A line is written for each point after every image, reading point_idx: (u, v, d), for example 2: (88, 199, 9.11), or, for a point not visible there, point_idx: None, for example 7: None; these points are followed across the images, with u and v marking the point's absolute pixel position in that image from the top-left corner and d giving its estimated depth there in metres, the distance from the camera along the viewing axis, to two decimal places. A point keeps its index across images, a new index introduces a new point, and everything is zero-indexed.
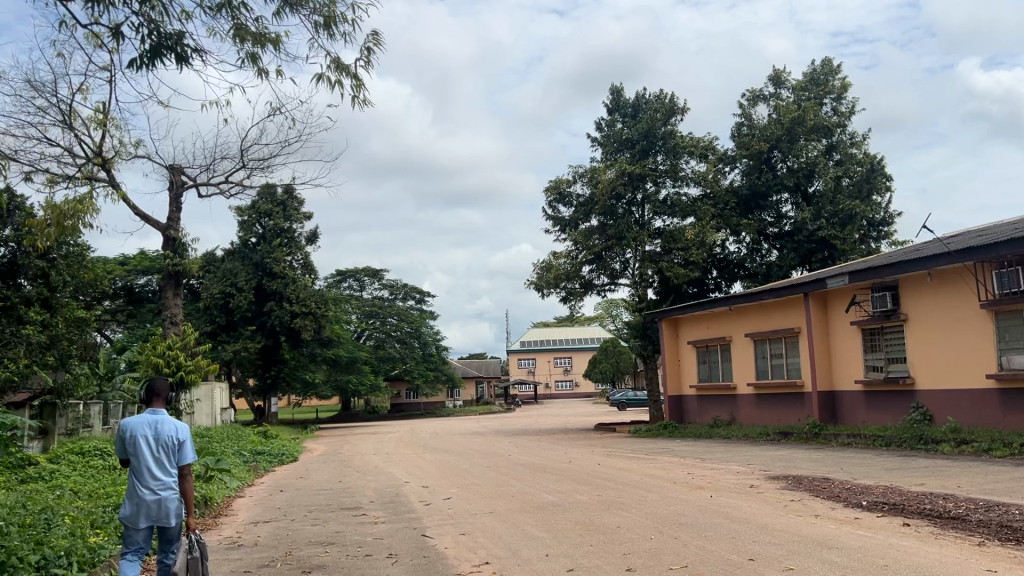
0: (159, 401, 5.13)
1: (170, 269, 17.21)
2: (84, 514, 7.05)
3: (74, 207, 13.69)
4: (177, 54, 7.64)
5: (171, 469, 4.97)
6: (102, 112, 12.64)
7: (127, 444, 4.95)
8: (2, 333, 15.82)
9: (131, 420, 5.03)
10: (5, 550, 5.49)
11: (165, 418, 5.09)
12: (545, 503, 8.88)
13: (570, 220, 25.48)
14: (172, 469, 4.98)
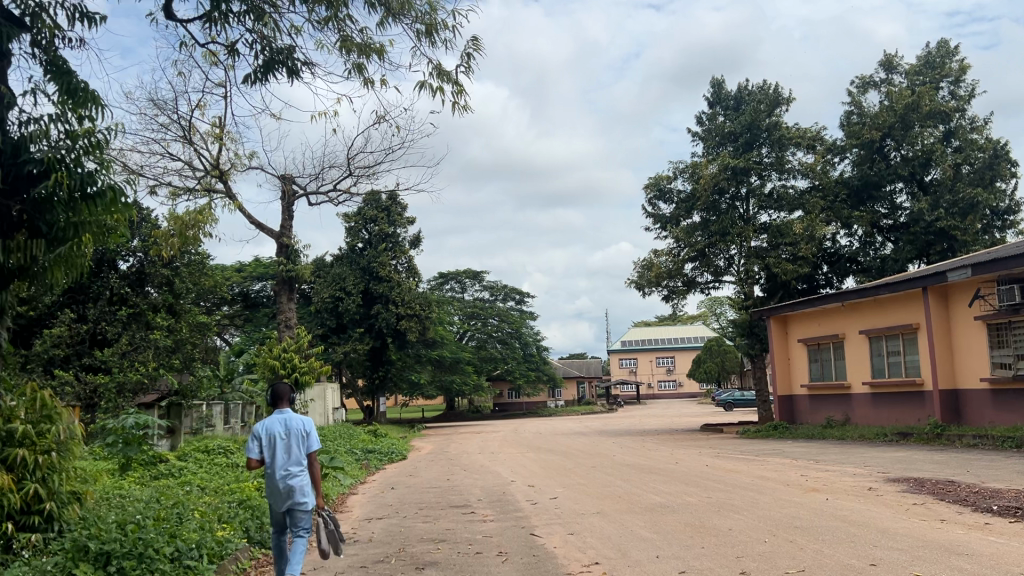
0: (284, 402, 5.50)
1: (284, 275, 17.93)
2: (211, 509, 7.42)
3: (195, 217, 14.45)
4: (289, 68, 7.96)
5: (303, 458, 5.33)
6: (219, 126, 13.32)
7: (262, 441, 5.32)
8: (132, 339, 16.96)
9: (264, 423, 5.41)
10: (143, 541, 5.85)
11: (292, 416, 5.46)
12: (654, 504, 8.79)
13: (671, 217, 25.14)
14: (304, 457, 5.34)
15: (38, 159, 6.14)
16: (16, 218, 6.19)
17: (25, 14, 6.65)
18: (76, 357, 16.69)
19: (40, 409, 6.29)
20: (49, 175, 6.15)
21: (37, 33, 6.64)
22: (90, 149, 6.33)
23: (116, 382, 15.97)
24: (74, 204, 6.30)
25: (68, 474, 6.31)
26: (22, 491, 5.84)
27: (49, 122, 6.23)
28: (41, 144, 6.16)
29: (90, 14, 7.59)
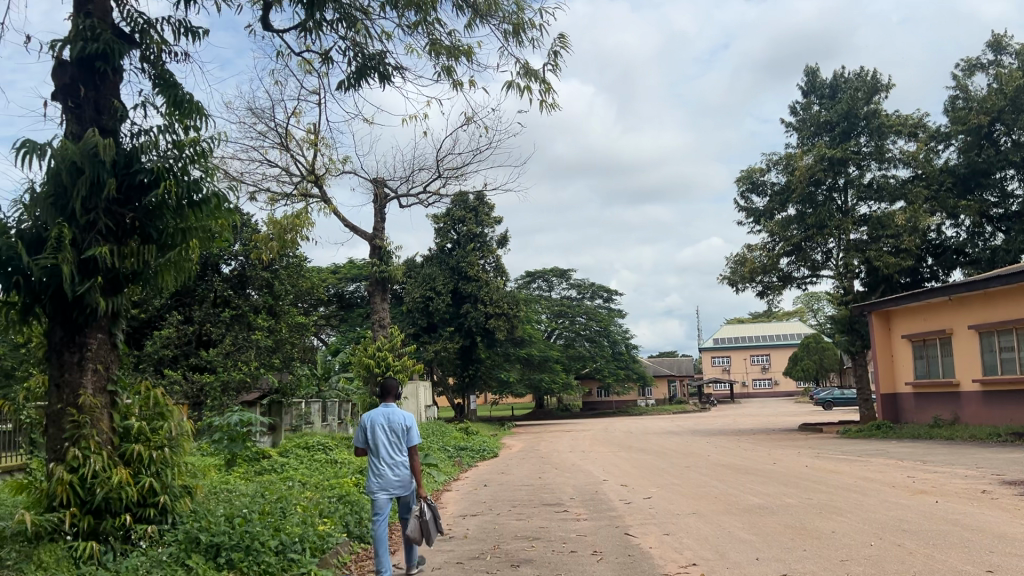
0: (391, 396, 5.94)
1: (377, 275, 18.30)
2: (313, 503, 7.64)
3: (293, 221, 14.89)
4: (380, 73, 8.12)
5: (404, 452, 5.76)
6: (314, 132, 13.73)
7: (367, 431, 5.79)
8: (235, 339, 17.64)
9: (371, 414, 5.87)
10: (250, 534, 6.09)
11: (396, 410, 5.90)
12: (751, 505, 8.59)
13: (765, 211, 24.53)
14: (404, 451, 5.77)
15: (148, 169, 6.44)
16: (129, 226, 6.50)
17: (135, 30, 6.99)
18: (184, 357, 17.47)
19: (154, 406, 6.61)
20: (159, 183, 6.45)
21: (146, 48, 6.97)
22: (196, 157, 6.60)
23: (220, 380, 16.66)
24: (182, 211, 6.62)
25: (179, 469, 6.60)
26: (139, 484, 6.17)
27: (159, 133, 6.53)
28: (151, 154, 6.46)
29: (194, 28, 7.93)
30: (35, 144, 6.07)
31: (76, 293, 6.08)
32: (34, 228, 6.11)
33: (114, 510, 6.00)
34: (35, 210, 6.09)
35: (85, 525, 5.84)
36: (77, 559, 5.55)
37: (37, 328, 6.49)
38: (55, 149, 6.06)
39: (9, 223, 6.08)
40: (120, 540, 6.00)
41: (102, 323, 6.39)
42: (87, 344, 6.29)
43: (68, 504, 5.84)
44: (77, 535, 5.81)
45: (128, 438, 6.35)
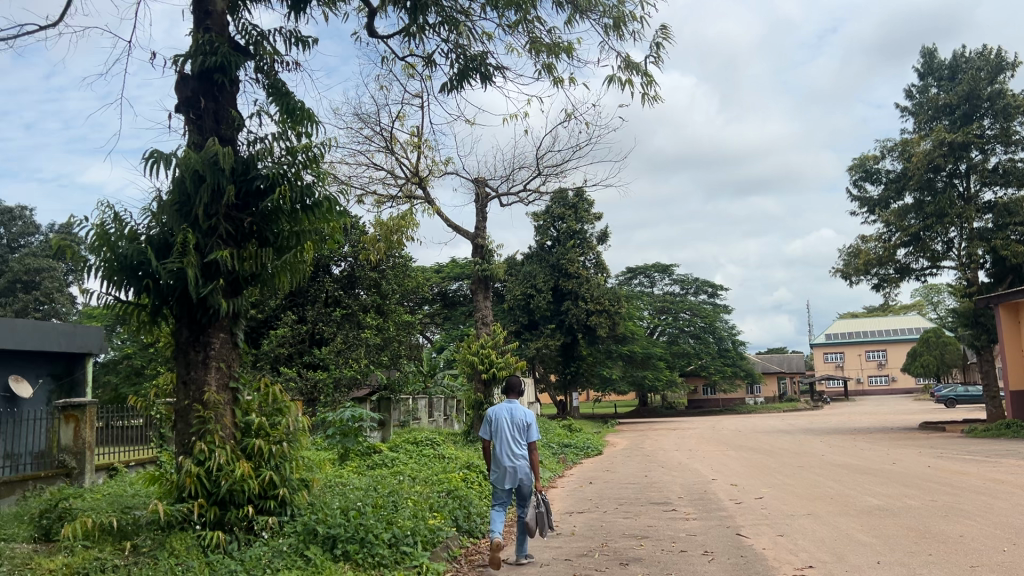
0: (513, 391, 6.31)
1: (479, 274, 18.52)
2: (423, 498, 7.81)
3: (398, 223, 15.25)
4: (482, 74, 8.21)
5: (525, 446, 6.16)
6: (417, 135, 14.04)
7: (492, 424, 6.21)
8: (346, 337, 18.21)
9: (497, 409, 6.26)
10: (365, 527, 6.28)
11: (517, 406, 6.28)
12: (870, 506, 8.25)
13: (879, 200, 23.52)
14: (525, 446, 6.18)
15: (264, 175, 6.72)
16: (247, 230, 6.79)
17: (249, 42, 7.30)
18: (298, 355, 18.15)
19: (274, 402, 6.88)
20: (274, 189, 6.72)
21: (260, 59, 7.27)
22: (308, 162, 6.84)
23: (332, 377, 17.27)
24: (295, 215, 6.88)
25: (297, 462, 6.85)
26: (260, 477, 6.43)
27: (273, 141, 6.81)
28: (266, 161, 6.74)
29: (304, 38, 8.24)
30: (162, 154, 6.45)
31: (200, 294, 6.40)
32: (161, 234, 6.50)
33: (237, 502, 6.29)
34: (162, 217, 6.48)
35: (212, 515, 6.17)
36: (206, 548, 5.85)
37: (165, 328, 6.88)
38: (179, 159, 6.40)
39: (139, 230, 6.49)
40: (243, 530, 6.28)
41: (223, 323, 6.71)
42: (210, 344, 6.62)
43: (196, 495, 6.20)
44: (205, 524, 6.16)
45: (250, 433, 6.65)
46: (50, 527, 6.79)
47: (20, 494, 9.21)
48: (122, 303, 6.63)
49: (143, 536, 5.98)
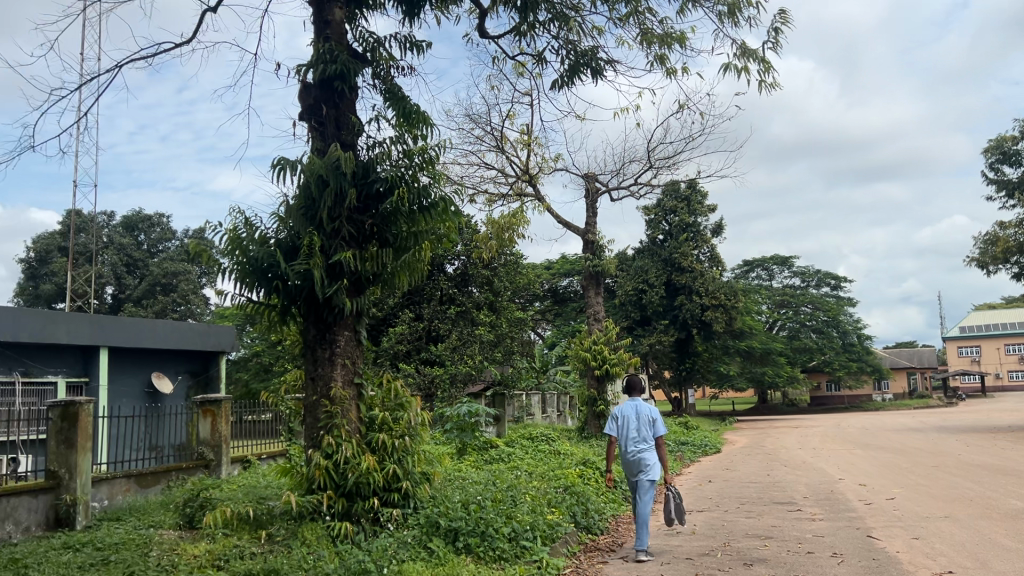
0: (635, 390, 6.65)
1: (590, 270, 18.45)
2: (541, 493, 7.87)
3: (509, 221, 15.39)
4: (593, 68, 8.18)
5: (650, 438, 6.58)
6: (527, 133, 14.13)
7: (619, 420, 6.73)
8: (460, 335, 18.51)
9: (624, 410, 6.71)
10: (485, 521, 6.39)
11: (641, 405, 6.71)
12: (1015, 510, 7.74)
13: (1019, 183, 21.97)
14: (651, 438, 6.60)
15: (383, 178, 6.91)
16: (369, 231, 7.00)
17: (367, 49, 7.52)
18: (416, 352, 18.58)
19: (396, 398, 7.08)
20: (393, 191, 6.91)
21: (377, 65, 7.48)
22: (425, 164, 6.99)
23: (449, 372, 17.65)
24: (413, 216, 7.05)
25: (419, 456, 7.03)
26: (384, 470, 6.63)
27: (391, 144, 7.00)
28: (385, 164, 6.93)
29: (418, 43, 8.44)
30: (288, 161, 6.74)
31: (326, 294, 6.65)
32: (289, 238, 6.80)
33: (363, 494, 6.50)
34: (289, 221, 6.77)
35: (340, 507, 6.39)
36: (335, 538, 6.08)
37: (293, 327, 7.20)
38: (305, 165, 6.68)
39: (269, 234, 6.81)
40: (370, 522, 6.47)
41: (347, 321, 6.95)
42: (336, 341, 6.87)
43: (325, 487, 6.45)
44: (334, 515, 6.38)
45: (374, 427, 6.87)
46: (193, 515, 7.23)
47: (165, 484, 9.85)
48: (254, 303, 6.99)
49: (277, 525, 6.29)
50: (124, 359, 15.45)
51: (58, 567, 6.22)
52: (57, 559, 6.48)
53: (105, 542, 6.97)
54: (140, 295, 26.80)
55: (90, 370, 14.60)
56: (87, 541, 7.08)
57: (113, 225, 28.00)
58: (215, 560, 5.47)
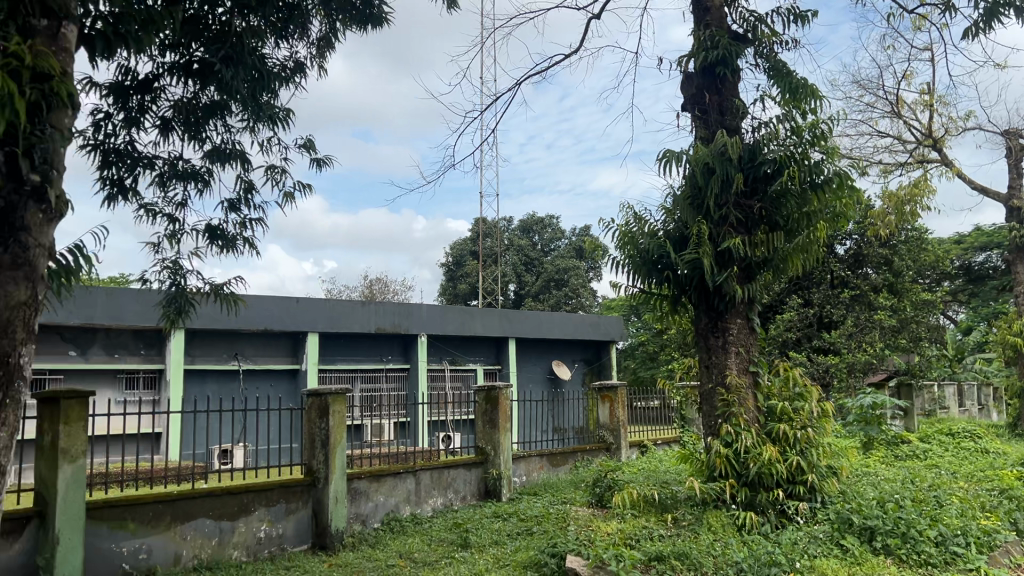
0: None
1: (1017, 241, 15.90)
2: (972, 496, 7.00)
3: (910, 191, 13.92)
4: (1016, 7, 7.06)
5: None
6: (929, 91, 12.64)
7: None
8: (856, 320, 17.22)
9: None
10: (905, 522, 5.86)
11: None
12: None
13: None
14: None
15: (772, 159, 6.65)
16: (757, 216, 6.84)
17: (747, 29, 7.32)
18: (807, 340, 17.72)
19: (796, 386, 6.82)
20: (782, 172, 6.61)
21: (758, 44, 7.24)
22: (816, 139, 6.60)
23: (846, 362, 16.57)
24: (805, 195, 6.68)
25: (824, 449, 6.65)
26: (787, 461, 6.38)
27: (777, 123, 6.73)
28: (773, 145, 6.66)
29: (803, 13, 8.01)
30: (673, 153, 6.85)
31: (716, 282, 6.62)
32: (678, 229, 6.93)
33: (766, 484, 6.34)
34: (677, 212, 6.89)
35: (743, 496, 6.33)
36: (740, 527, 6.03)
37: (685, 316, 7.30)
38: (690, 156, 6.74)
39: (657, 226, 7.01)
40: (777, 513, 6.26)
41: (739, 309, 6.84)
42: (729, 329, 6.80)
43: (727, 475, 6.46)
44: (737, 504, 6.34)
45: (774, 417, 6.69)
46: (602, 494, 7.67)
47: (572, 464, 10.55)
48: (646, 293, 7.24)
49: (683, 510, 6.41)
50: (528, 348, 16.98)
51: (492, 533, 7.05)
52: (490, 527, 7.34)
53: (527, 514, 7.71)
54: (537, 290, 29.21)
55: (501, 358, 16.30)
56: (512, 512, 7.90)
57: (513, 228, 30.86)
58: (626, 539, 5.75)
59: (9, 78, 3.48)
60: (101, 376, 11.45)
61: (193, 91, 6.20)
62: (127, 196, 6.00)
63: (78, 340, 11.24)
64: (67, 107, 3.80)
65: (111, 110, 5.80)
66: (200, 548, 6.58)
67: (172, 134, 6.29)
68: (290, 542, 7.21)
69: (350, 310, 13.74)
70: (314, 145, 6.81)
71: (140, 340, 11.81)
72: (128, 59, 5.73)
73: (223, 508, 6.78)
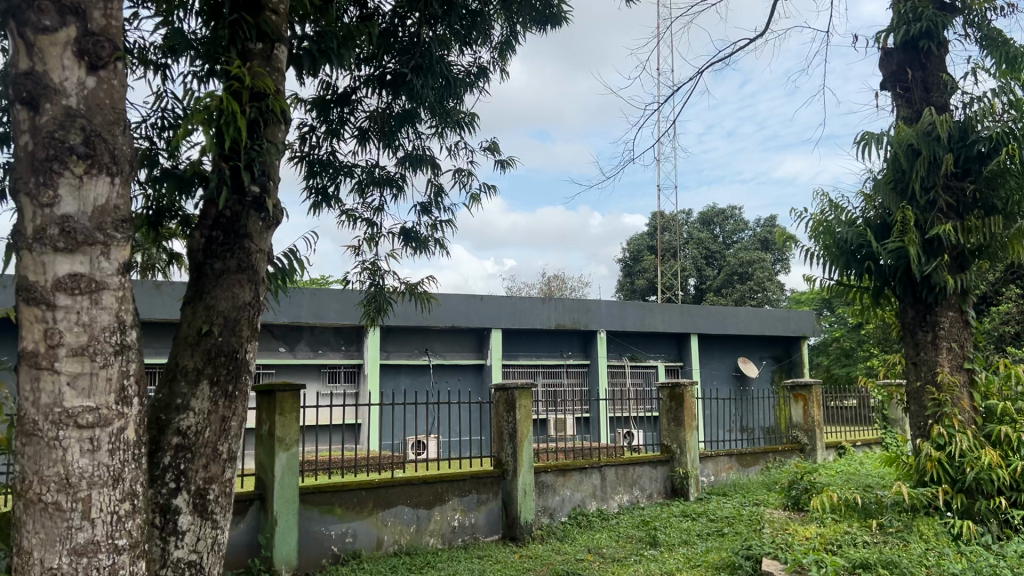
0: None
1: None
2: None
3: None
4: None
5: None
6: None
7: None
8: None
9: None
10: None
11: None
12: None
13: None
14: None
15: (986, 137, 6.07)
16: (971, 199, 6.28)
17: None
18: None
19: (1018, 384, 6.28)
20: (998, 150, 6.02)
21: (969, 13, 6.63)
22: None
23: None
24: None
25: None
26: (1010, 467, 5.83)
27: (993, 98, 6.15)
28: (988, 121, 6.08)
29: None
30: (872, 135, 6.42)
31: (923, 273, 6.14)
32: (880, 216, 6.51)
33: (986, 491, 5.82)
34: (878, 198, 6.50)
35: (959, 504, 5.87)
36: (956, 537, 5.58)
37: (888, 309, 6.84)
38: (892, 136, 6.30)
39: (856, 214, 6.62)
40: (1000, 523, 5.73)
41: (952, 302, 6.30)
42: (939, 323, 6.28)
43: (939, 480, 6.01)
44: (953, 513, 5.89)
45: (994, 419, 6.13)
46: (799, 497, 7.33)
47: (763, 465, 10.16)
48: (844, 286, 6.85)
49: (890, 515, 6.02)
50: (712, 345, 16.55)
51: (681, 533, 6.92)
52: (679, 526, 7.21)
53: (718, 515, 7.53)
54: (719, 285, 28.42)
55: (684, 354, 15.98)
56: (701, 512, 7.73)
57: (692, 221, 30.20)
58: (826, 543, 5.47)
59: (232, 98, 3.85)
60: (307, 370, 12.33)
61: (387, 101, 6.56)
62: (330, 203, 6.43)
63: (287, 337, 12.17)
64: (281, 122, 4.12)
65: (315, 123, 6.23)
66: (399, 534, 6.93)
67: (369, 144, 6.68)
68: (482, 532, 7.45)
69: (531, 307, 13.96)
70: (498, 147, 6.99)
71: (341, 337, 12.64)
72: (329, 74, 6.15)
73: (420, 496, 7.10)
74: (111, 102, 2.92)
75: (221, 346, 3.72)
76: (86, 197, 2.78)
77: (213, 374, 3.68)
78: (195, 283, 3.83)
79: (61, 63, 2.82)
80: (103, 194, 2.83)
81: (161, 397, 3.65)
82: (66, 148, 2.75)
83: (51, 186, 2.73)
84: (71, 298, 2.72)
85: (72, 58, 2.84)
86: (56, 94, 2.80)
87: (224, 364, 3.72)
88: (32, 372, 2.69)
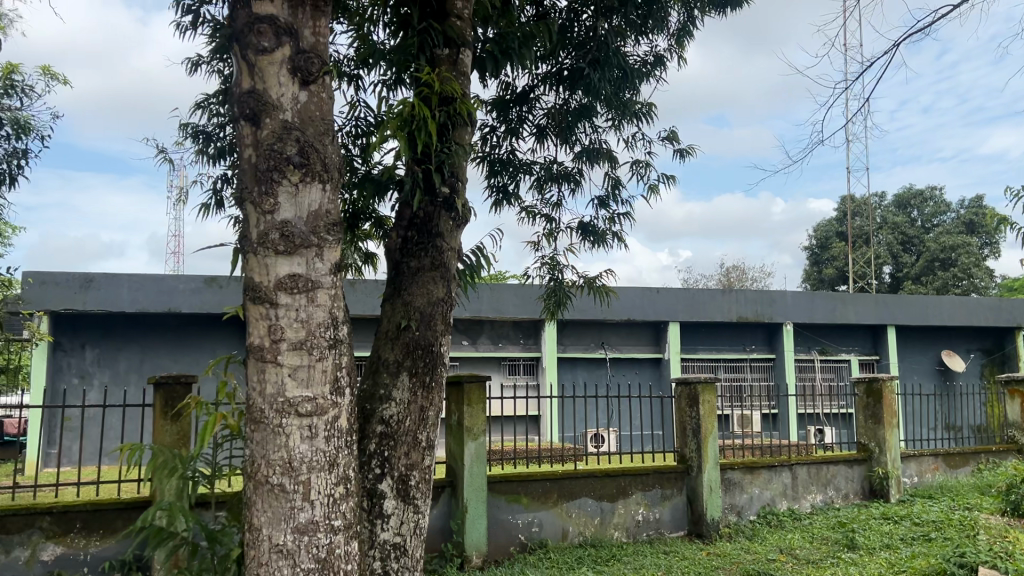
0: None
1: None
2: None
3: None
4: None
5: None
6: None
7: None
8: None
9: None
10: None
11: None
12: None
13: None
14: None
15: None
16: None
17: None
18: None
19: None
20: None
21: None
22: None
23: None
24: None
25: None
26: None
27: None
28: None
29: None
30: None
31: None
32: None
33: None
34: None
35: None
36: None
37: None
38: None
39: None
40: None
41: None
42: None
43: None
44: None
45: None
46: (1019, 503, 6.70)
47: (975, 466, 9.37)
48: None
49: None
50: (910, 337, 15.46)
51: (882, 537, 6.53)
52: (880, 529, 6.79)
53: (924, 518, 7.03)
54: (918, 272, 26.49)
55: (879, 348, 15.02)
56: (905, 515, 7.25)
57: (887, 204, 28.33)
58: None
59: (423, 104, 4.03)
60: (488, 362, 12.72)
61: (564, 97, 6.60)
62: (511, 201, 6.58)
63: (469, 331, 12.58)
64: (467, 124, 4.26)
65: (495, 123, 6.39)
66: (583, 525, 6.99)
67: (547, 140, 6.76)
68: (668, 528, 7.38)
69: (711, 299, 13.62)
70: (676, 136, 6.86)
71: (519, 330, 12.90)
72: (507, 74, 6.28)
73: (603, 489, 7.12)
74: (320, 114, 3.13)
75: (419, 340, 3.91)
76: (302, 204, 3.01)
77: (412, 367, 3.88)
78: (394, 281, 4.04)
79: (278, 80, 3.07)
80: (316, 200, 3.05)
81: (366, 388, 3.90)
82: (284, 158, 2.99)
83: (272, 194, 2.98)
84: (291, 296, 2.95)
85: (287, 75, 3.08)
86: (274, 109, 3.05)
87: (421, 357, 3.90)
88: (258, 364, 2.95)
